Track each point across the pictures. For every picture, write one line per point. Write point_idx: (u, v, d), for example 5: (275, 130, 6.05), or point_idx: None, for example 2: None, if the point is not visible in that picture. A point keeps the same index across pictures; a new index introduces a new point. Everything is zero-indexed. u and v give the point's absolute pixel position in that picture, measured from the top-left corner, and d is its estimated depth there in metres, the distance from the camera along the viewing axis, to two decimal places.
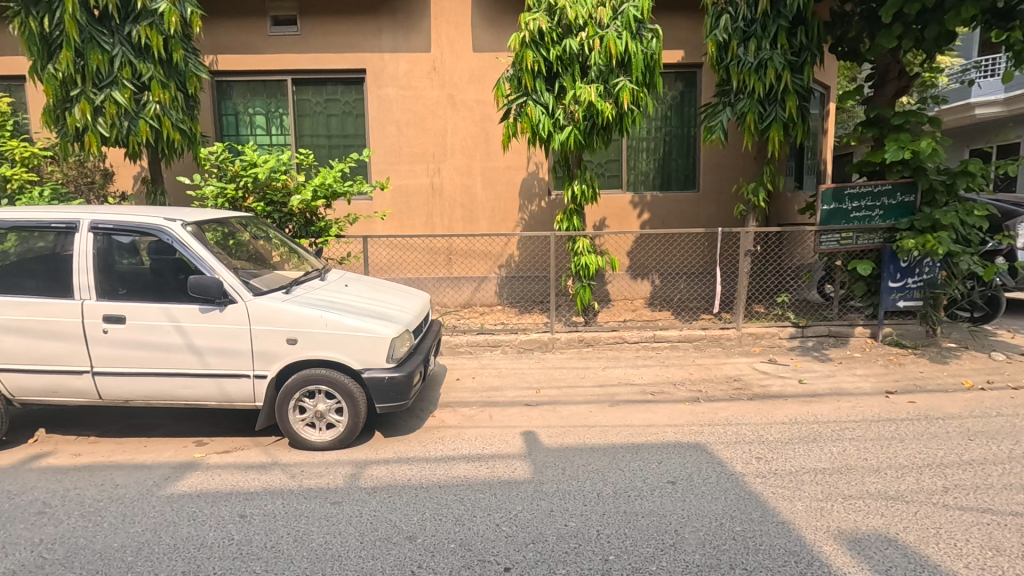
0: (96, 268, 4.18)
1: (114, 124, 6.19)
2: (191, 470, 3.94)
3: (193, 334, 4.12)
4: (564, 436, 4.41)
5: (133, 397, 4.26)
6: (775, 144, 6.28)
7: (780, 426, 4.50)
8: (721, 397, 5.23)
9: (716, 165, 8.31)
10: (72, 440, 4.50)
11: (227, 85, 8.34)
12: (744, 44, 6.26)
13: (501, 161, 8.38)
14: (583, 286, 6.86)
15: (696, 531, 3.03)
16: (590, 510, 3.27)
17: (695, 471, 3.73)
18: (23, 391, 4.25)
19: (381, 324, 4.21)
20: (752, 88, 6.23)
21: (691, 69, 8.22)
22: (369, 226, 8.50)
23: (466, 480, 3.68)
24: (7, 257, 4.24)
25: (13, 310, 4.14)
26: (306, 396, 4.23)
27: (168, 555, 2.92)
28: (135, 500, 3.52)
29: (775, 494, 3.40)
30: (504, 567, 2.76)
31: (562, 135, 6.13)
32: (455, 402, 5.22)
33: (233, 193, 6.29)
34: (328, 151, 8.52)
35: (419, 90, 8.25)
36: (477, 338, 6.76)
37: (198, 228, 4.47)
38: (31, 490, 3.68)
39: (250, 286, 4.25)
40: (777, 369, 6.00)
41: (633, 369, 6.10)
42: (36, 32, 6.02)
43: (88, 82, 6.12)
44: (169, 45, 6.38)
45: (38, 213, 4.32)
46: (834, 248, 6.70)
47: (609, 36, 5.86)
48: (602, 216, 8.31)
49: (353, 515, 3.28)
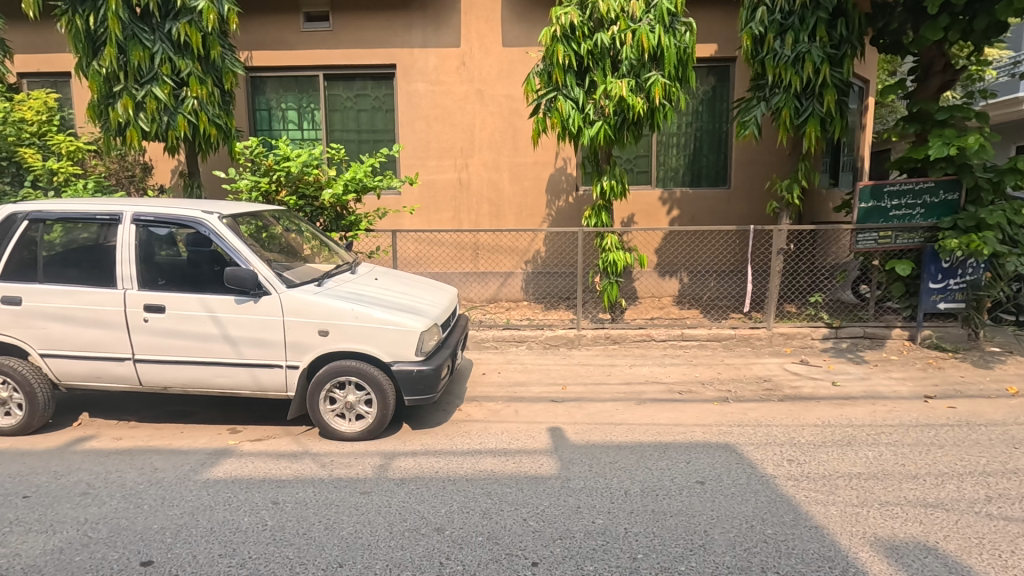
0: (137, 258, 4.32)
1: (155, 119, 6.38)
2: (226, 456, 4.05)
3: (229, 325, 4.23)
4: (590, 433, 4.40)
5: (171, 383, 4.38)
6: (812, 140, 6.11)
7: (811, 428, 4.40)
8: (750, 397, 5.15)
9: (748, 161, 8.14)
10: (113, 425, 4.67)
11: (261, 80, 8.50)
12: (780, 37, 6.11)
13: (529, 156, 8.35)
14: (610, 283, 6.82)
15: (726, 532, 3.00)
16: (617, 509, 3.24)
17: (724, 472, 3.68)
18: (67, 375, 4.42)
19: (409, 318, 4.25)
20: (788, 82, 6.08)
21: (724, 62, 8.06)
22: (397, 220, 8.60)
23: (493, 474, 3.70)
24: (52, 247, 4.40)
25: (59, 298, 4.30)
26: (337, 387, 4.30)
27: (205, 538, 3.01)
28: (173, 484, 3.63)
29: (809, 498, 3.33)
30: (532, 561, 2.77)
31: (592, 131, 6.07)
32: (481, 397, 5.25)
33: (266, 187, 6.43)
34: (358, 145, 8.62)
35: (448, 85, 8.27)
36: (503, 333, 6.79)
37: (233, 221, 4.58)
38: (76, 471, 3.84)
39: (284, 279, 4.34)
40: (809, 371, 5.87)
41: (660, 367, 6.04)
42: (81, 30, 6.22)
43: (130, 78, 6.31)
44: (207, 42, 6.53)
45: (84, 205, 4.49)
46: (871, 248, 6.51)
47: (642, 30, 5.78)
48: (630, 212, 8.22)
49: (382, 505, 3.33)
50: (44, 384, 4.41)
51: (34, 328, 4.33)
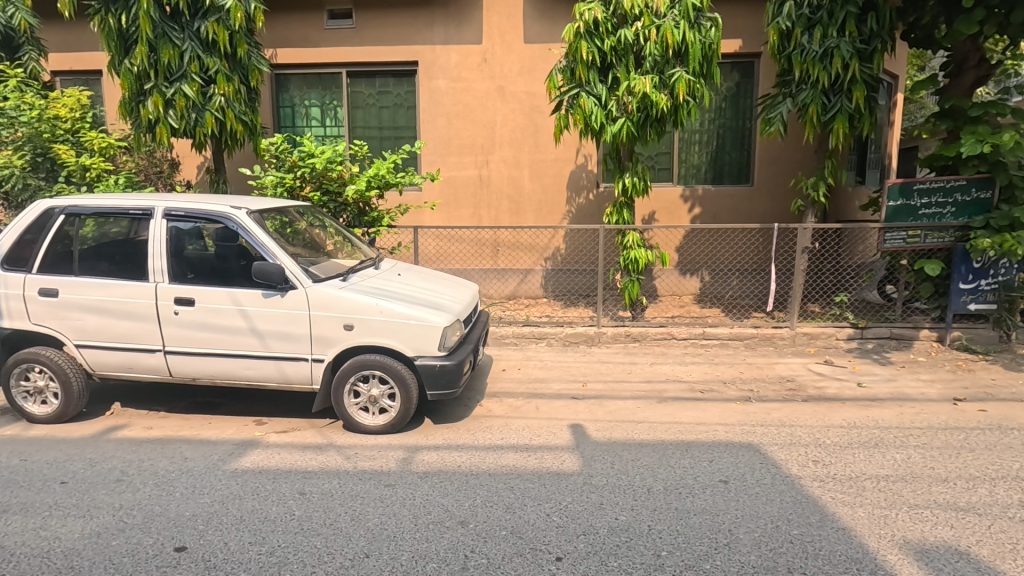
0: (168, 252, 4.42)
1: (183, 116, 6.51)
2: (253, 447, 4.13)
3: (257, 318, 4.30)
4: (612, 430, 4.39)
5: (200, 375, 4.47)
6: (839, 137, 6.00)
7: (837, 429, 4.35)
8: (773, 397, 5.09)
9: (772, 158, 8.03)
10: (144, 415, 4.79)
11: (286, 78, 8.61)
12: (808, 31, 6.01)
13: (550, 153, 8.34)
14: (632, 280, 6.78)
15: (751, 531, 2.98)
16: (641, 505, 3.25)
17: (748, 472, 3.66)
18: (101, 366, 4.54)
19: (432, 314, 4.29)
20: (816, 78, 5.98)
21: (748, 59, 7.97)
22: (418, 216, 8.65)
23: (515, 469, 3.73)
24: (85, 241, 4.52)
25: (94, 290, 4.41)
26: (361, 381, 4.36)
27: (235, 526, 3.08)
28: (203, 473, 3.72)
29: (835, 500, 3.29)
30: (556, 557, 2.78)
31: (614, 127, 6.04)
32: (502, 392, 5.28)
33: (291, 183, 6.51)
34: (380, 142, 8.69)
35: (470, 82, 8.29)
36: (523, 330, 6.81)
37: (260, 216, 4.66)
38: (110, 458, 3.95)
39: (310, 273, 4.40)
40: (834, 371, 5.78)
41: (680, 365, 6.00)
42: (114, 29, 6.36)
43: (160, 75, 6.44)
44: (234, 40, 6.63)
45: (117, 201, 4.60)
46: (899, 247, 6.38)
47: (666, 26, 5.74)
48: (651, 210, 8.16)
49: (406, 498, 3.37)
50: (78, 374, 4.55)
51: (70, 320, 4.45)
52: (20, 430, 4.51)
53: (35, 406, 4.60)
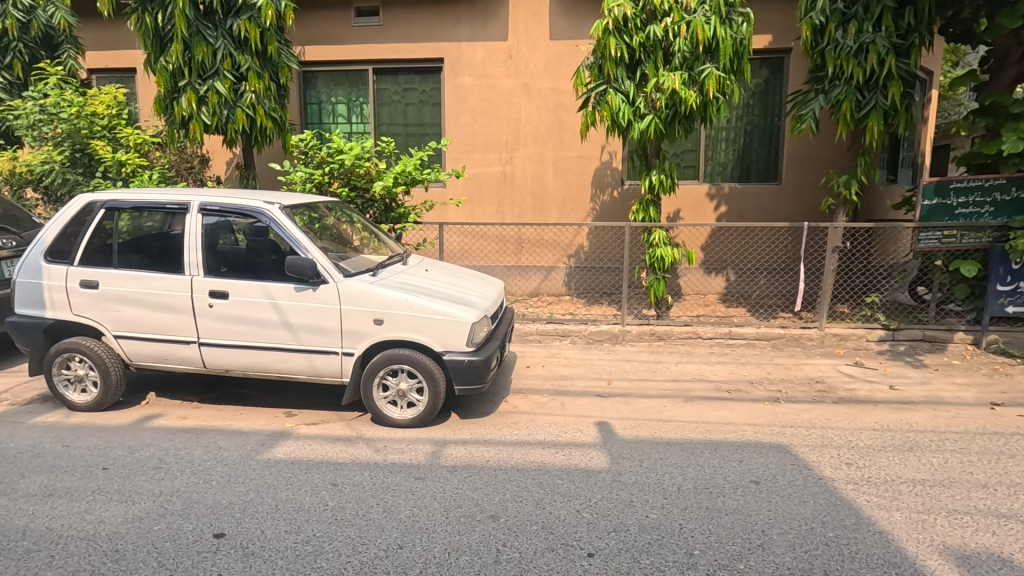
0: (202, 246, 4.51)
1: (216, 113, 6.65)
2: (284, 438, 4.20)
3: (289, 312, 4.38)
4: (639, 428, 4.38)
5: (233, 366, 4.57)
6: (874, 134, 5.88)
7: (869, 432, 4.27)
8: (802, 398, 5.02)
9: (801, 156, 7.90)
10: (178, 405, 4.91)
11: (314, 75, 8.72)
12: (842, 27, 5.90)
13: (575, 150, 8.31)
14: (657, 278, 6.73)
15: (785, 533, 2.94)
16: (671, 504, 3.23)
17: (779, 473, 3.62)
18: (138, 356, 4.66)
19: (461, 309, 4.32)
20: (850, 74, 5.87)
21: (779, 54, 7.84)
22: (442, 213, 8.71)
23: (543, 465, 3.73)
24: (121, 234, 4.64)
25: (132, 283, 4.53)
26: (390, 374, 4.40)
27: (271, 515, 3.14)
28: (238, 462, 3.80)
29: (871, 503, 3.24)
30: (587, 552, 2.79)
31: (642, 124, 6.00)
32: (527, 389, 5.29)
33: (319, 179, 6.60)
34: (405, 139, 8.74)
35: (495, 79, 8.30)
36: (547, 327, 6.81)
37: (291, 211, 4.73)
38: (148, 446, 4.06)
39: (340, 268, 4.45)
40: (865, 374, 5.68)
41: (706, 365, 5.95)
42: (150, 27, 6.50)
43: (194, 73, 6.57)
44: (265, 38, 6.74)
45: (154, 195, 4.71)
46: (934, 247, 6.26)
47: (697, 22, 5.68)
48: (676, 208, 8.09)
49: (436, 491, 3.41)
50: (117, 363, 4.67)
51: (109, 311, 4.58)
52: (61, 417, 4.66)
53: (76, 394, 4.74)
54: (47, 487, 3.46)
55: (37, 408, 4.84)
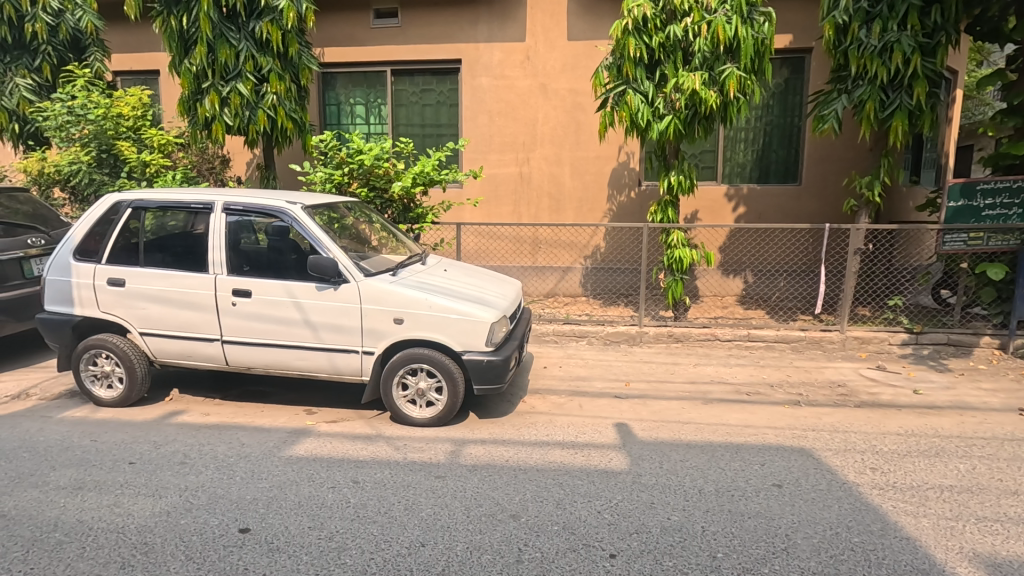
0: (225, 245, 4.57)
1: (238, 114, 6.74)
2: (305, 436, 4.25)
3: (310, 310, 4.42)
4: (658, 430, 4.35)
5: (255, 364, 4.63)
6: (898, 135, 5.79)
7: (894, 437, 4.21)
8: (823, 402, 4.96)
9: (821, 156, 7.81)
10: (200, 401, 4.98)
11: (333, 76, 8.81)
12: (866, 26, 5.83)
13: (592, 150, 8.29)
14: (675, 280, 6.69)
15: (809, 538, 2.91)
16: (692, 506, 3.21)
17: (802, 476, 3.58)
18: (162, 353, 4.74)
19: (480, 309, 4.34)
20: (874, 74, 5.79)
21: (799, 54, 7.76)
22: (459, 213, 8.75)
23: (562, 466, 3.73)
24: (145, 233, 4.72)
25: (158, 281, 4.61)
26: (409, 374, 4.43)
27: (294, 511, 3.18)
28: (261, 458, 3.86)
29: (897, 508, 3.19)
30: (609, 553, 2.79)
31: (661, 125, 5.97)
32: (544, 389, 5.29)
33: (339, 179, 6.66)
34: (422, 140, 8.79)
35: (512, 80, 8.31)
36: (564, 327, 6.81)
37: (312, 211, 4.78)
38: (173, 442, 4.12)
39: (361, 267, 4.49)
40: (887, 377, 5.60)
41: (725, 367, 5.92)
42: (175, 29, 6.61)
43: (217, 75, 6.66)
44: (287, 40, 6.83)
45: (178, 195, 4.79)
46: (959, 249, 6.14)
47: (718, 21, 5.64)
48: (694, 209, 8.04)
49: (457, 490, 3.42)
50: (142, 360, 4.75)
51: (135, 308, 4.66)
52: (88, 412, 4.75)
53: (102, 390, 4.84)
54: (76, 480, 3.54)
55: (65, 403, 4.94)
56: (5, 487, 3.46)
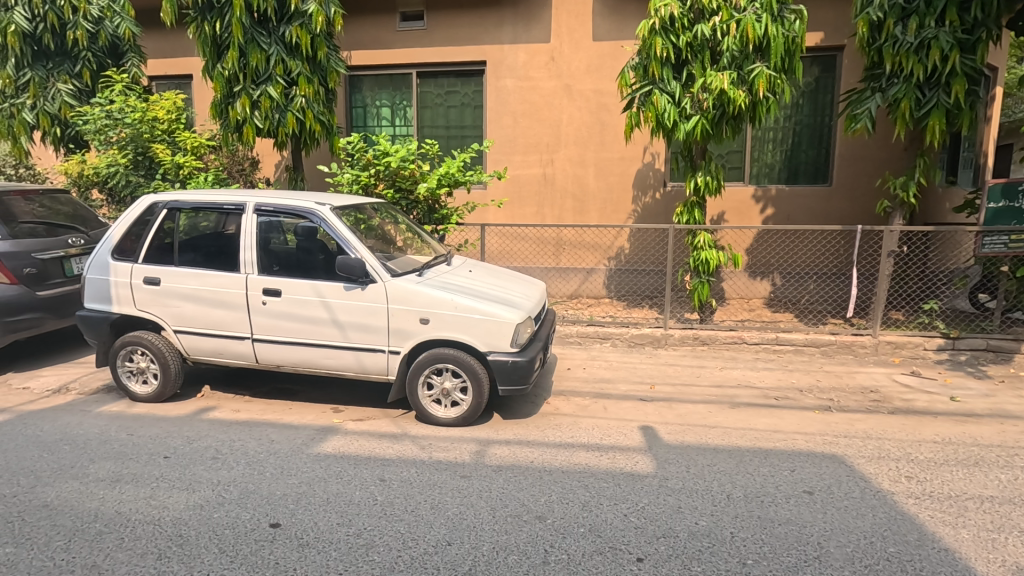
0: (255, 245, 4.67)
1: (268, 116, 6.87)
2: (333, 433, 4.31)
3: (338, 310, 4.48)
4: (684, 434, 4.31)
5: (284, 362, 4.71)
6: (935, 133, 5.62)
7: (929, 445, 4.08)
8: (855, 408, 4.84)
9: (853, 156, 7.64)
10: (231, 398, 5.09)
11: (359, 79, 8.92)
12: (902, 22, 5.68)
13: (617, 151, 8.25)
14: (701, 282, 6.61)
15: (842, 546, 2.85)
16: (720, 512, 3.17)
17: (834, 484, 3.50)
18: (195, 350, 4.86)
19: (505, 310, 4.35)
20: (910, 72, 5.65)
21: (831, 52, 7.60)
22: (483, 214, 8.78)
23: (588, 468, 3.71)
24: (179, 233, 4.84)
25: (191, 280, 4.72)
26: (434, 374, 4.46)
27: (323, 507, 3.23)
28: (290, 455, 3.93)
29: (934, 519, 3.10)
30: (637, 557, 2.77)
31: (688, 125, 5.91)
32: (568, 391, 5.27)
33: (366, 180, 6.74)
34: (447, 141, 8.85)
35: (537, 81, 8.31)
36: (588, 329, 6.78)
37: (340, 212, 4.84)
38: (205, 437, 4.22)
39: (388, 268, 4.54)
40: (922, 384, 5.43)
41: (752, 371, 5.82)
42: (208, 35, 6.76)
43: (248, 79, 6.81)
44: (315, 44, 6.95)
45: (211, 196, 4.90)
46: (1000, 252, 5.94)
47: (747, 20, 5.55)
48: (720, 210, 7.93)
49: (483, 490, 3.44)
50: (175, 357, 4.88)
51: (169, 306, 4.79)
52: (124, 407, 4.89)
53: (138, 385, 4.97)
54: (114, 472, 3.65)
55: (102, 397, 5.10)
56: (48, 478, 3.59)
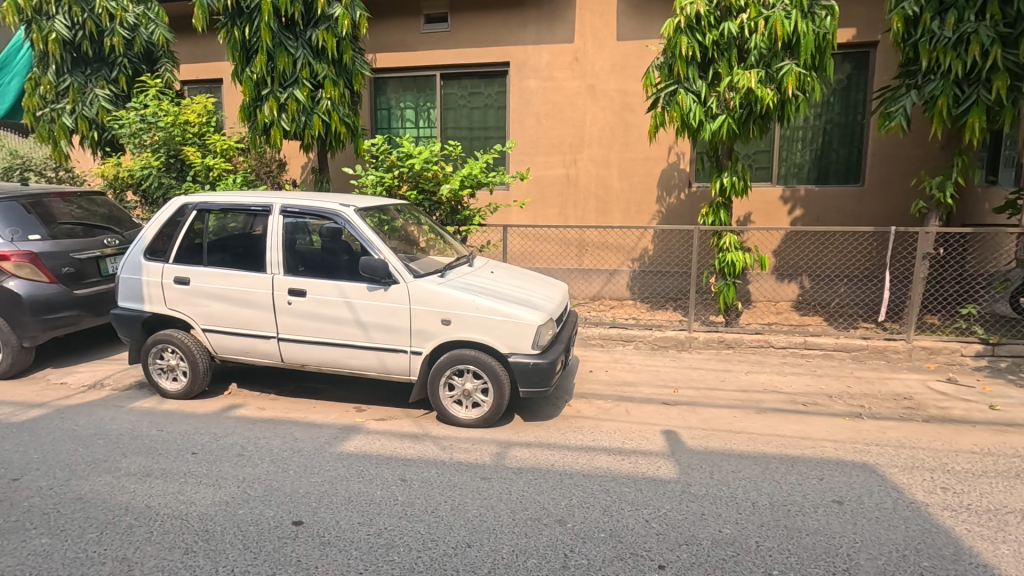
0: (282, 246, 4.75)
1: (294, 119, 6.98)
2: (355, 433, 4.35)
3: (361, 310, 4.53)
4: (708, 439, 4.23)
5: (309, 361, 4.78)
6: (975, 131, 5.41)
7: (967, 455, 3.93)
8: (887, 415, 4.69)
9: (887, 156, 7.42)
10: (257, 396, 5.18)
11: (384, 81, 9.01)
12: (939, 17, 5.50)
13: (640, 151, 8.16)
14: (727, 284, 6.49)
15: (873, 559, 2.76)
16: (745, 520, 3.10)
17: (865, 494, 3.39)
18: (223, 349, 4.96)
19: (526, 312, 4.33)
20: (948, 68, 5.45)
21: (864, 48, 7.39)
22: (505, 215, 8.78)
23: (609, 472, 3.68)
24: (208, 234, 4.96)
25: (219, 280, 4.83)
26: (456, 374, 4.46)
27: (344, 506, 3.26)
28: (313, 453, 3.98)
29: (972, 533, 2.98)
30: (658, 564, 2.73)
31: (714, 125, 5.81)
32: (590, 394, 5.23)
33: (389, 182, 6.80)
34: (470, 142, 8.88)
35: (560, 82, 8.28)
36: (610, 332, 6.70)
37: (364, 213, 4.89)
38: (232, 434, 4.31)
39: (410, 269, 4.56)
40: (959, 391, 5.23)
41: (780, 375, 5.69)
42: (238, 40, 6.91)
43: (276, 82, 6.93)
44: (341, 47, 7.05)
45: (239, 197, 5.00)
46: None
47: (776, 16, 5.43)
48: (747, 211, 7.78)
49: (503, 492, 3.43)
50: (203, 355, 4.98)
51: (198, 306, 4.90)
52: (155, 403, 5.02)
53: (168, 382, 5.10)
54: (144, 467, 3.75)
55: (134, 394, 5.24)
56: (82, 471, 3.70)
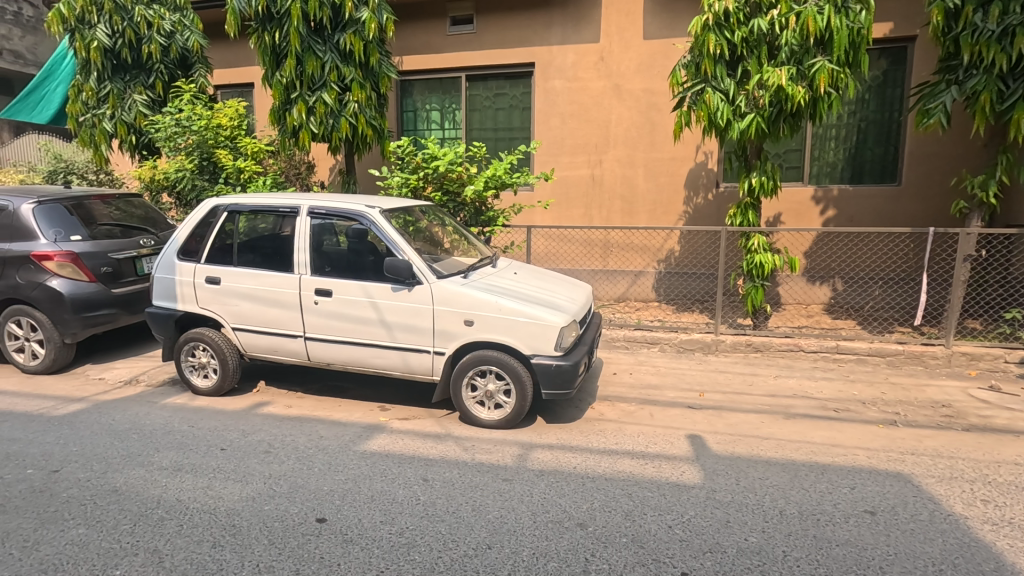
0: (309, 246, 4.83)
1: (322, 122, 7.10)
2: (379, 432, 4.39)
3: (386, 310, 4.57)
4: (734, 444, 4.14)
5: (334, 361, 4.85)
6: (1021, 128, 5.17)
7: (1009, 467, 3.75)
8: (924, 423, 4.52)
9: (925, 154, 7.16)
10: (284, 394, 5.28)
11: (410, 83, 9.09)
12: (982, 9, 5.28)
13: (666, 151, 8.05)
14: (755, 286, 6.35)
15: (907, 572, 2.66)
16: (773, 528, 3.02)
17: (899, 504, 3.27)
18: (252, 347, 5.07)
19: (549, 313, 4.31)
20: (991, 62, 5.22)
21: (900, 43, 7.15)
22: (530, 216, 8.76)
23: (632, 476, 3.63)
24: (238, 235, 5.07)
25: (249, 280, 4.93)
26: (478, 375, 4.48)
27: (367, 505, 3.29)
28: (338, 451, 4.03)
29: (1014, 548, 2.85)
30: (680, 571, 2.68)
31: (743, 124, 5.69)
32: (614, 397, 5.17)
33: (414, 184, 6.85)
34: (495, 143, 8.89)
35: (586, 82, 8.23)
36: (634, 334, 6.61)
37: (389, 215, 4.93)
38: (259, 431, 4.40)
39: (434, 269, 4.59)
40: (1002, 399, 5.01)
41: (810, 380, 5.54)
42: (268, 44, 7.06)
43: (304, 85, 7.05)
44: (368, 50, 7.14)
45: (269, 199, 5.11)
46: None
47: (808, 12, 5.30)
48: (777, 211, 7.60)
49: (524, 494, 3.42)
50: (233, 353, 5.10)
51: (229, 305, 5.02)
52: (187, 400, 5.16)
53: (199, 379, 5.23)
54: (176, 462, 3.85)
55: (167, 390, 5.39)
56: (117, 464, 3.82)
